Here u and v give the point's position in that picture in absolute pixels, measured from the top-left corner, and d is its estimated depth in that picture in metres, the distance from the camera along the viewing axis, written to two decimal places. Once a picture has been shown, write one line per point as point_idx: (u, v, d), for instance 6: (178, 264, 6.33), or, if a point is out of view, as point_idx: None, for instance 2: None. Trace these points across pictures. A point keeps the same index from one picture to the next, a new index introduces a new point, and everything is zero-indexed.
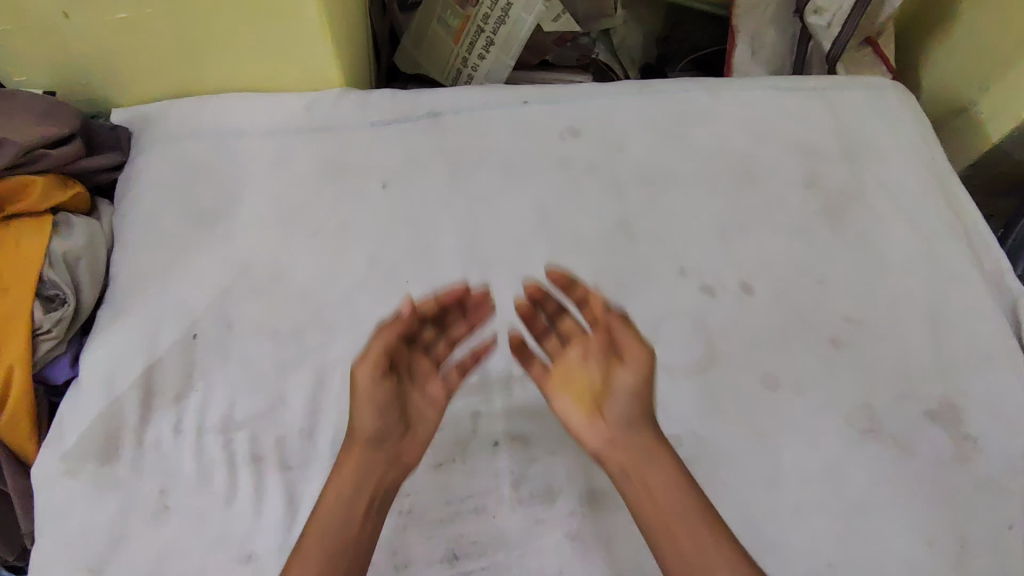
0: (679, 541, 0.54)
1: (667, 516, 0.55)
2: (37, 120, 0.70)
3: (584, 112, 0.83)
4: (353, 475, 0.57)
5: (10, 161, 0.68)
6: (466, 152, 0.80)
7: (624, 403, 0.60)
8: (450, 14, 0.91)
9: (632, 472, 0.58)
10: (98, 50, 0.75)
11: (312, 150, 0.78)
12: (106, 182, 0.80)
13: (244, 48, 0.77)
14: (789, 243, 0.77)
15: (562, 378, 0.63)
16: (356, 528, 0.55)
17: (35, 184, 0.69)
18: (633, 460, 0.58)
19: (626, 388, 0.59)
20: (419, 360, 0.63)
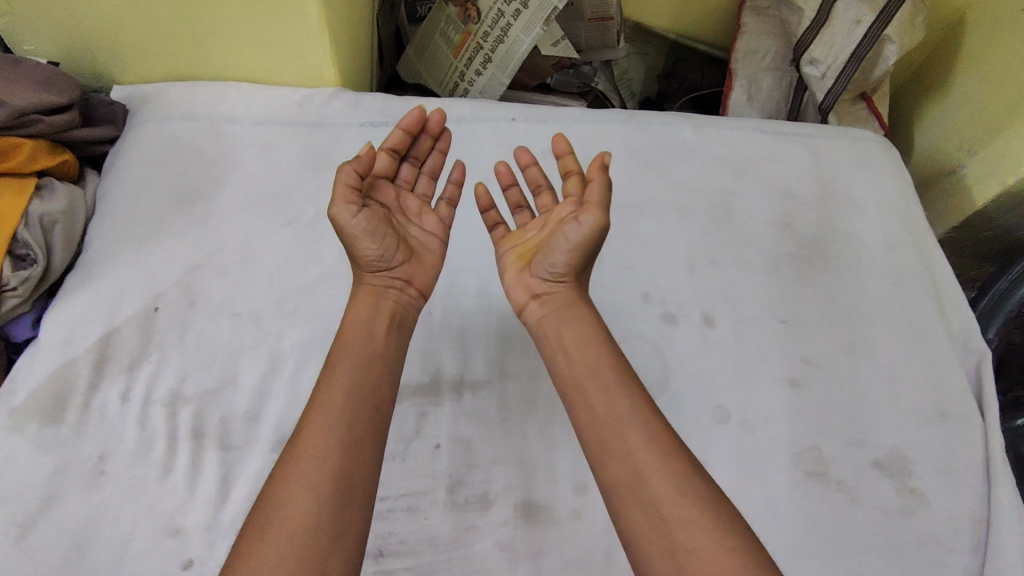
0: (623, 452, 0.54)
1: (613, 432, 0.55)
2: (36, 87, 0.72)
3: (569, 134, 0.85)
4: (348, 365, 0.56)
5: (3, 120, 0.69)
6: (449, 160, 0.81)
7: (557, 253, 0.62)
8: (453, 29, 0.94)
9: (584, 388, 0.58)
10: (104, 27, 0.78)
11: (299, 142, 0.81)
12: (97, 154, 0.82)
13: (246, 40, 0.79)
14: (755, 281, 0.78)
15: (516, 240, 0.68)
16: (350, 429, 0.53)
17: (24, 147, 0.70)
18: (580, 380, 0.58)
19: (562, 244, 0.61)
20: (408, 199, 0.67)
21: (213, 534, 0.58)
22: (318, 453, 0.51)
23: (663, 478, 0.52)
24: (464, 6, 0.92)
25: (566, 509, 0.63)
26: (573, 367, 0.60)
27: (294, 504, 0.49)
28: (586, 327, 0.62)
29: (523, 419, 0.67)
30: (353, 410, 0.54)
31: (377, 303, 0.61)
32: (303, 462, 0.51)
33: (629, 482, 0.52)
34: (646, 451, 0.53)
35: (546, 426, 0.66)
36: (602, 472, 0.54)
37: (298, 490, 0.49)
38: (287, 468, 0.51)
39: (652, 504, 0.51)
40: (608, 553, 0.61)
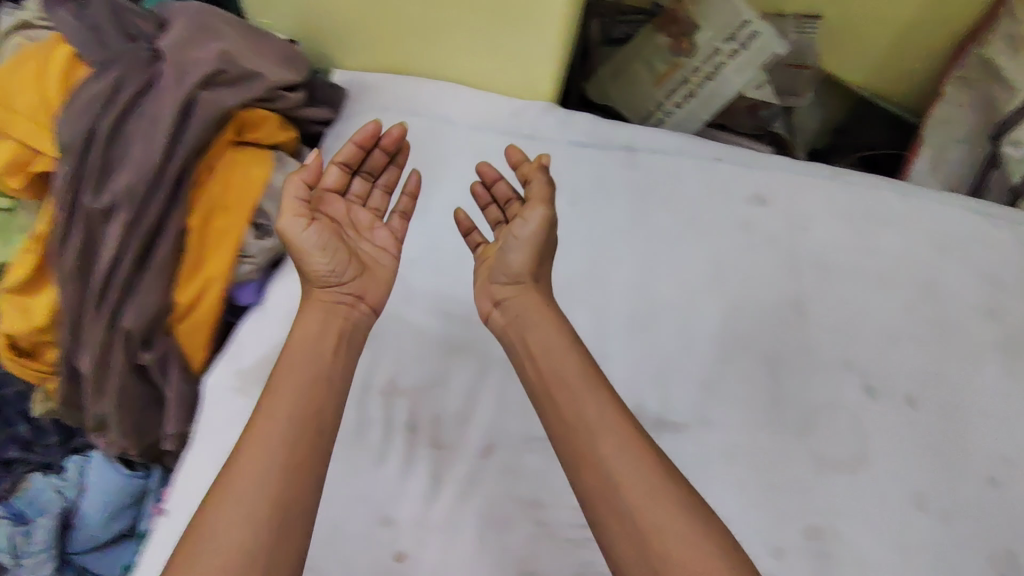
0: (601, 462, 0.53)
1: (585, 442, 0.55)
2: (279, 64, 0.73)
3: (775, 182, 0.83)
4: (299, 381, 0.57)
5: (259, 95, 0.69)
6: (655, 191, 0.81)
7: (512, 252, 0.64)
8: (659, 58, 0.93)
9: (557, 399, 0.57)
10: (347, 12, 0.81)
11: (512, 152, 0.81)
12: (310, 133, 0.85)
13: (476, 45, 0.81)
14: (958, 366, 0.75)
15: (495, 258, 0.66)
16: (275, 448, 0.53)
17: (270, 121, 0.71)
18: (550, 388, 0.58)
19: (515, 240, 0.63)
20: (359, 214, 0.66)
21: (423, 529, 0.60)
22: (261, 471, 0.51)
23: (645, 498, 0.52)
24: (677, 37, 0.90)
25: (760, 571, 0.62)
26: (545, 376, 0.59)
27: (237, 526, 0.49)
28: (555, 332, 0.61)
29: (724, 470, 0.66)
30: (294, 437, 0.54)
31: (331, 316, 0.61)
32: (247, 483, 0.51)
33: (604, 488, 0.53)
34: (630, 480, 0.52)
35: (743, 482, 0.66)
36: (580, 488, 0.54)
37: (235, 508, 0.50)
38: (225, 483, 0.51)
39: (619, 510, 0.52)
40: None
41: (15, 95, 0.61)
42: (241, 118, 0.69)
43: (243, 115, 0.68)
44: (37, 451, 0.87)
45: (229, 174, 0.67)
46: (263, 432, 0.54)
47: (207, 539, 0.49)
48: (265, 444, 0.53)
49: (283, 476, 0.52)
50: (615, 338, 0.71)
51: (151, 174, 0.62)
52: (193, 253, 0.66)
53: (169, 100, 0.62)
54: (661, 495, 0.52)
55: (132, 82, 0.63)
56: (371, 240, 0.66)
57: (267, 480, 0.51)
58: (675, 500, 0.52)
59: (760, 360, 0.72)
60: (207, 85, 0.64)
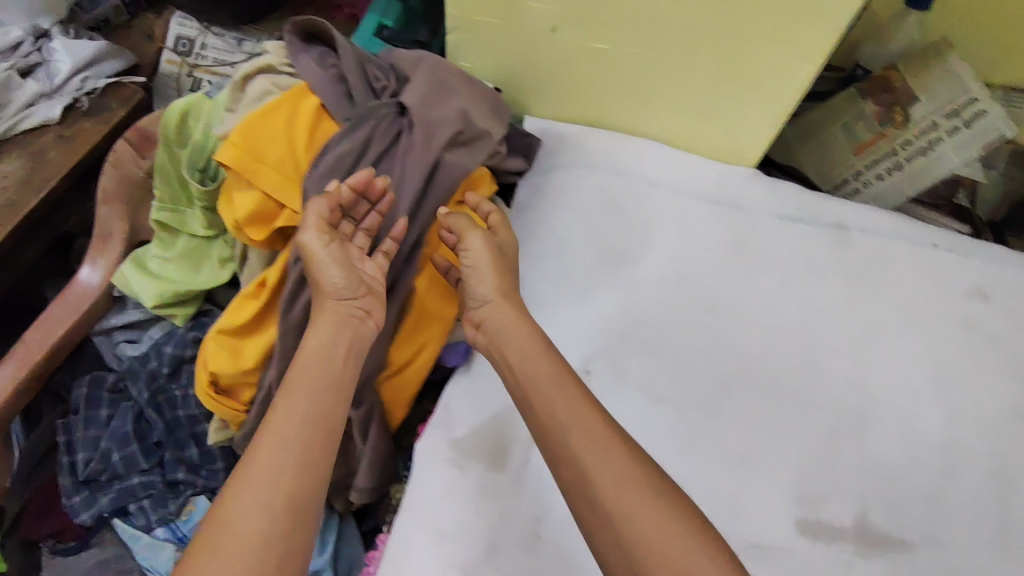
0: (578, 460, 0.54)
1: (569, 447, 0.54)
2: (494, 114, 0.69)
3: (995, 275, 0.78)
4: (306, 375, 0.57)
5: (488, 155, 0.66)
6: (869, 276, 0.76)
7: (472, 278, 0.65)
8: (863, 126, 0.88)
9: (534, 403, 0.58)
10: (557, 64, 0.79)
11: (717, 222, 0.78)
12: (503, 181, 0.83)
13: (688, 107, 0.77)
14: None
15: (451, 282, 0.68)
16: (301, 448, 0.53)
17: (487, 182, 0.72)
18: (533, 396, 0.58)
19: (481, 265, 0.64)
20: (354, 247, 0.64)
21: None
22: (276, 463, 0.51)
23: (638, 505, 0.51)
24: (889, 107, 0.86)
25: None
26: (527, 380, 0.59)
27: (252, 513, 0.49)
28: (529, 333, 0.62)
29: None
30: (297, 426, 0.53)
31: (343, 329, 0.59)
32: (260, 472, 0.51)
33: (580, 484, 0.53)
34: (615, 485, 0.52)
35: None
36: (573, 497, 0.53)
37: (255, 503, 0.49)
38: (247, 476, 0.51)
39: (616, 522, 0.51)
40: None
41: (265, 146, 0.60)
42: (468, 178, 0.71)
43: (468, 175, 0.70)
44: (202, 474, 0.85)
45: None
46: (272, 426, 0.54)
47: (231, 529, 0.48)
48: (289, 441, 0.53)
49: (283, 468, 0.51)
50: (832, 438, 0.68)
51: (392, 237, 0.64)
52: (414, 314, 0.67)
53: (414, 170, 0.62)
54: (657, 507, 0.51)
55: (379, 145, 0.63)
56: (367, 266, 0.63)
57: (279, 472, 0.51)
58: (692, 529, 0.50)
59: (987, 476, 0.68)
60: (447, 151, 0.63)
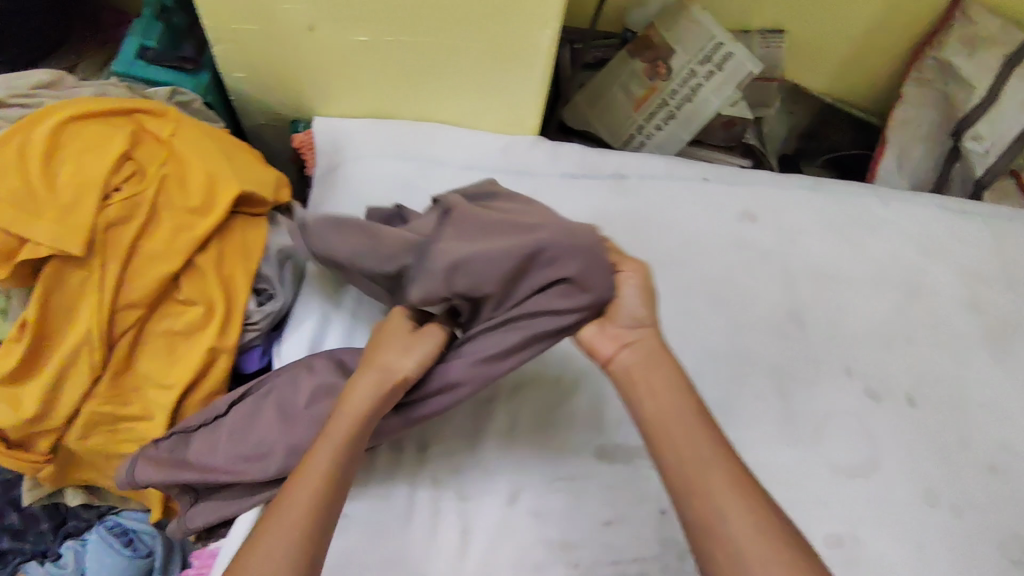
0: (710, 492, 0.48)
1: (703, 477, 0.49)
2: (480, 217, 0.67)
3: (761, 197, 0.86)
4: (346, 421, 0.52)
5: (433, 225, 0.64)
6: (649, 217, 0.82)
7: (625, 298, 0.57)
8: (636, 83, 0.95)
9: (672, 433, 0.51)
10: (327, 60, 0.79)
11: (505, 189, 0.81)
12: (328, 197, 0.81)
13: (460, 85, 0.80)
14: (951, 361, 0.79)
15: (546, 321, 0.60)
16: (333, 491, 0.49)
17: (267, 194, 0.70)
18: (670, 423, 0.52)
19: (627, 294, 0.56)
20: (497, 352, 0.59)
21: None
22: (308, 513, 0.47)
23: (746, 521, 0.46)
24: (653, 62, 0.93)
25: None
26: (664, 411, 0.53)
27: (272, 548, 0.45)
28: (672, 371, 0.55)
29: None
30: (331, 475, 0.50)
31: (389, 393, 0.55)
32: (290, 512, 0.47)
33: (723, 541, 0.46)
34: (745, 522, 0.46)
35: None
36: (694, 522, 0.48)
37: (275, 537, 0.46)
38: (269, 516, 0.47)
39: (734, 542, 0.46)
40: None
41: None
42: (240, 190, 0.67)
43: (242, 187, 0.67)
44: (29, 538, 0.81)
45: (224, 246, 0.66)
46: (306, 468, 0.50)
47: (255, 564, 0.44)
48: (315, 480, 0.49)
49: (314, 513, 0.47)
50: None
51: (467, 264, 0.55)
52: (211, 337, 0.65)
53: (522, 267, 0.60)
54: (768, 538, 0.46)
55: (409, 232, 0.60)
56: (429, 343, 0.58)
57: (305, 528, 0.46)
58: (786, 549, 0.46)
59: (768, 375, 0.75)
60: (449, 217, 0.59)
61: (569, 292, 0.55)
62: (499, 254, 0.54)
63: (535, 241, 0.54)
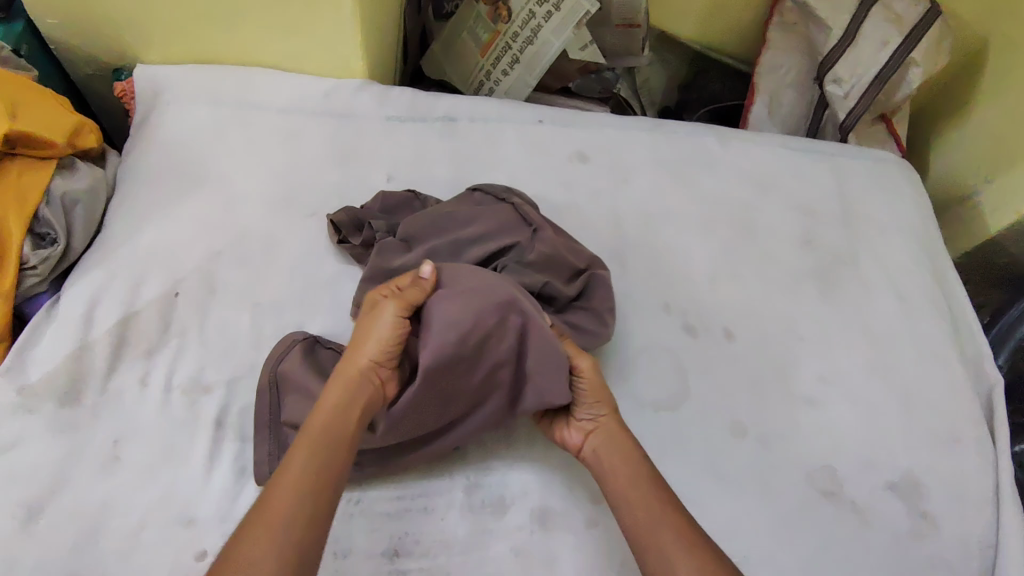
0: (661, 546, 0.50)
1: (653, 541, 0.51)
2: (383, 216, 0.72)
3: (595, 139, 0.85)
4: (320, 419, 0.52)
5: (349, 214, 0.70)
6: (475, 159, 0.81)
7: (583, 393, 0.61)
8: (482, 27, 0.93)
9: (631, 501, 0.54)
10: (131, 5, 0.76)
11: (325, 133, 0.79)
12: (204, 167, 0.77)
13: (275, 27, 0.78)
14: (777, 298, 0.78)
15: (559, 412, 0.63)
16: (316, 485, 0.48)
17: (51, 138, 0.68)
18: (627, 492, 0.55)
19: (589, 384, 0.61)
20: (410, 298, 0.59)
21: (227, 524, 0.57)
22: (276, 506, 0.47)
23: (687, 563, 0.49)
24: (495, 5, 0.91)
25: (582, 517, 0.62)
26: (619, 482, 0.56)
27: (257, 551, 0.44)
28: (627, 448, 0.58)
29: None
30: (316, 466, 0.49)
31: (363, 385, 0.55)
32: (277, 508, 0.46)
33: None
34: (687, 565, 0.49)
35: None
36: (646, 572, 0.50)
37: (260, 541, 0.44)
38: (253, 521, 0.46)
39: None
40: (622, 564, 0.60)
41: None
42: (16, 132, 0.65)
43: (20, 129, 0.65)
44: None
45: None
46: (284, 470, 0.49)
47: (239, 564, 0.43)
48: (304, 483, 0.48)
49: (300, 507, 0.47)
50: None
51: (547, 268, 0.66)
52: None
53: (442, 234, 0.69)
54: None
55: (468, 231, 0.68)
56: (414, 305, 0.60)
57: (287, 520, 0.46)
58: None
59: None
60: (513, 229, 0.68)
61: (553, 269, 0.67)
62: (561, 262, 0.67)
63: (589, 258, 0.70)
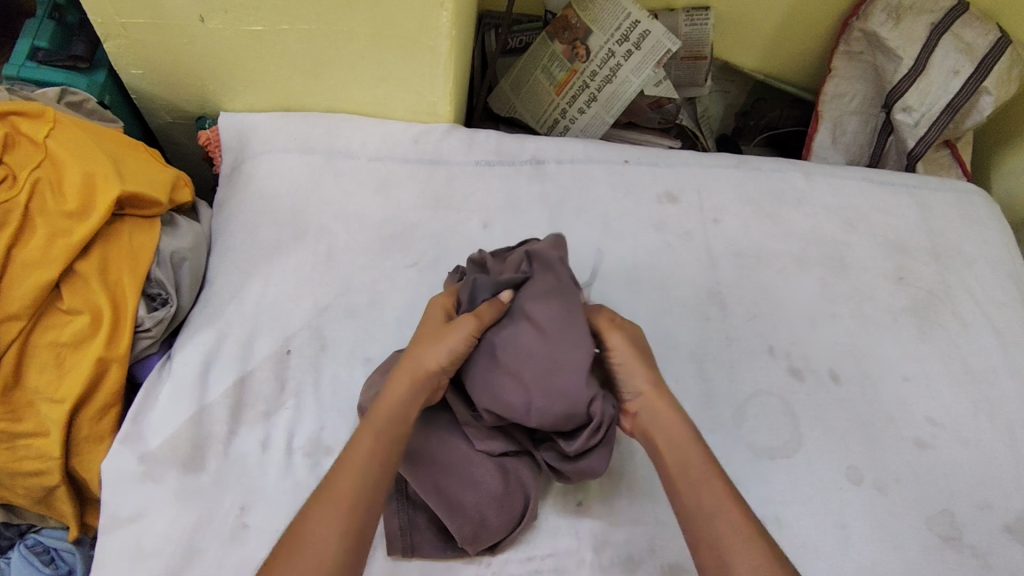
0: (715, 536, 0.49)
1: (704, 521, 0.50)
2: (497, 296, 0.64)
3: (682, 177, 0.84)
4: (385, 410, 0.53)
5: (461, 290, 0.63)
6: (567, 202, 0.81)
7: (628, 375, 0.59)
8: (557, 66, 0.93)
9: (681, 486, 0.53)
10: (223, 54, 0.75)
11: (417, 180, 0.79)
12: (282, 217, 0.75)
13: (365, 75, 0.77)
14: (877, 336, 0.78)
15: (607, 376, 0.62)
16: (378, 473, 0.50)
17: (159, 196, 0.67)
18: (677, 478, 0.53)
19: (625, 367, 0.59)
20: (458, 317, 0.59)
21: None
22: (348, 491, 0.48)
23: (739, 546, 0.48)
24: (571, 44, 0.91)
25: None
26: (672, 466, 0.54)
27: (325, 536, 0.46)
28: (682, 425, 0.56)
29: None
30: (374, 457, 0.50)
31: (424, 389, 0.56)
32: (337, 498, 0.48)
33: None
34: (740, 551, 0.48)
35: None
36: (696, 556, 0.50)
37: (324, 522, 0.46)
38: (319, 505, 0.47)
39: None
40: None
41: None
42: (129, 194, 0.64)
43: (133, 190, 0.64)
44: None
45: (109, 252, 0.63)
46: (348, 460, 0.50)
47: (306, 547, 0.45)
48: (366, 470, 0.49)
49: (367, 493, 0.48)
50: None
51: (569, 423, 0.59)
52: (102, 347, 0.61)
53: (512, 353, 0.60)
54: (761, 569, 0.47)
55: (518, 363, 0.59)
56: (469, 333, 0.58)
57: (349, 509, 0.47)
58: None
59: (688, 359, 0.73)
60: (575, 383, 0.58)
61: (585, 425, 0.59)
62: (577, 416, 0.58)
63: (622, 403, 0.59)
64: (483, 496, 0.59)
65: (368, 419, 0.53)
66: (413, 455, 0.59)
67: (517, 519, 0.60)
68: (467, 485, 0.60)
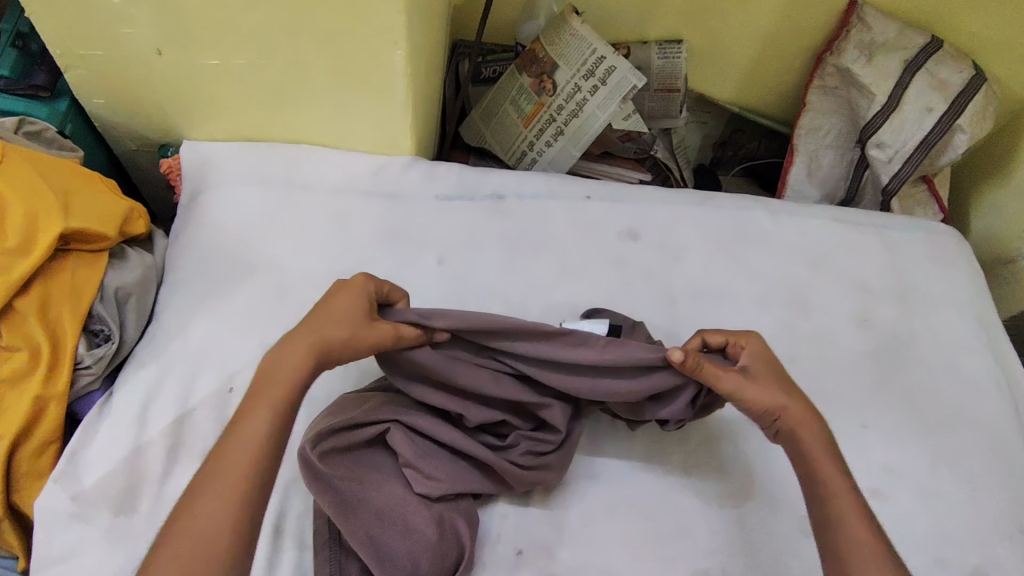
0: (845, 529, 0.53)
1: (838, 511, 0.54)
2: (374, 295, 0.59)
3: (644, 214, 0.84)
4: (284, 380, 0.53)
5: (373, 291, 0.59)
6: (525, 238, 0.80)
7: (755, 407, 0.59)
8: (525, 99, 0.93)
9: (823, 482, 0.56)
10: (181, 86, 0.75)
11: (374, 214, 0.79)
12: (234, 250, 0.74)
13: (324, 108, 0.77)
14: (836, 381, 0.77)
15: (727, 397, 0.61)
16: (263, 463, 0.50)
17: (106, 230, 0.67)
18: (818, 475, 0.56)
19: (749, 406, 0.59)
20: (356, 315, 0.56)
21: None
22: (227, 480, 0.48)
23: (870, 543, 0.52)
24: (539, 77, 0.92)
25: None
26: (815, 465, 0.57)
27: (213, 519, 0.47)
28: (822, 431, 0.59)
29: (607, 524, 0.64)
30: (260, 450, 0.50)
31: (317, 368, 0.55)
32: (219, 484, 0.48)
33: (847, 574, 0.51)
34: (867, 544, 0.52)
35: (628, 533, 0.64)
36: (827, 544, 0.53)
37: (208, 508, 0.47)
38: (200, 496, 0.48)
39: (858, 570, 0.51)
40: None
41: None
42: (74, 230, 0.64)
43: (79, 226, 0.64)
44: None
45: (49, 291, 0.63)
46: (243, 430, 0.51)
47: (189, 542, 0.46)
48: (247, 455, 0.50)
49: (253, 476, 0.49)
50: None
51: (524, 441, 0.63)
52: (37, 385, 0.60)
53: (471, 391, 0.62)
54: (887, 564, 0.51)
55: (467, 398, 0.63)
56: (370, 334, 0.56)
57: (233, 501, 0.48)
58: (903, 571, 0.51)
59: None
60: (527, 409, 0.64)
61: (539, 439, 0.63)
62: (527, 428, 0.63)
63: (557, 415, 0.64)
64: (415, 544, 0.59)
65: (260, 394, 0.52)
66: (344, 503, 0.58)
67: (450, 567, 0.59)
68: (401, 534, 0.59)
